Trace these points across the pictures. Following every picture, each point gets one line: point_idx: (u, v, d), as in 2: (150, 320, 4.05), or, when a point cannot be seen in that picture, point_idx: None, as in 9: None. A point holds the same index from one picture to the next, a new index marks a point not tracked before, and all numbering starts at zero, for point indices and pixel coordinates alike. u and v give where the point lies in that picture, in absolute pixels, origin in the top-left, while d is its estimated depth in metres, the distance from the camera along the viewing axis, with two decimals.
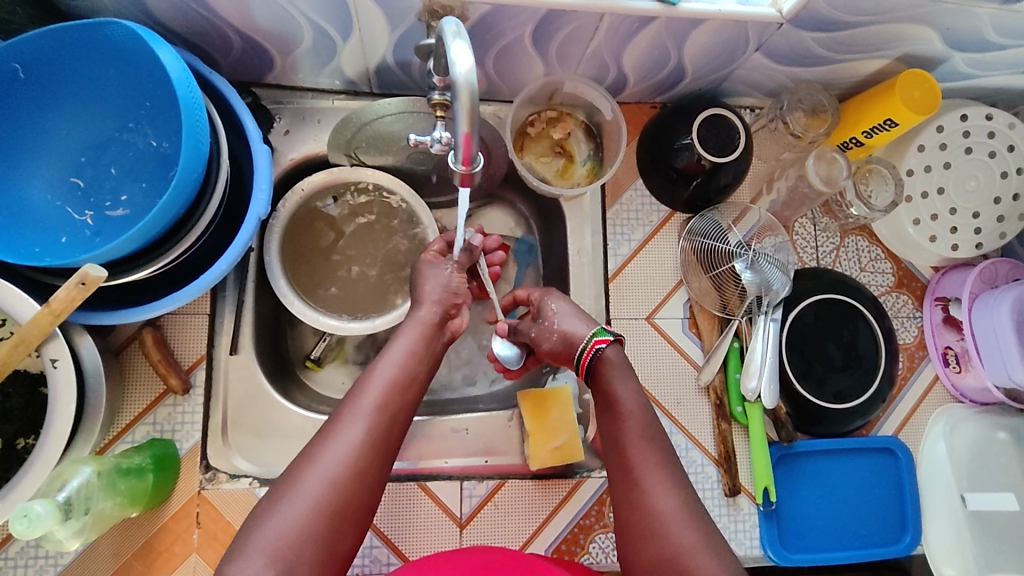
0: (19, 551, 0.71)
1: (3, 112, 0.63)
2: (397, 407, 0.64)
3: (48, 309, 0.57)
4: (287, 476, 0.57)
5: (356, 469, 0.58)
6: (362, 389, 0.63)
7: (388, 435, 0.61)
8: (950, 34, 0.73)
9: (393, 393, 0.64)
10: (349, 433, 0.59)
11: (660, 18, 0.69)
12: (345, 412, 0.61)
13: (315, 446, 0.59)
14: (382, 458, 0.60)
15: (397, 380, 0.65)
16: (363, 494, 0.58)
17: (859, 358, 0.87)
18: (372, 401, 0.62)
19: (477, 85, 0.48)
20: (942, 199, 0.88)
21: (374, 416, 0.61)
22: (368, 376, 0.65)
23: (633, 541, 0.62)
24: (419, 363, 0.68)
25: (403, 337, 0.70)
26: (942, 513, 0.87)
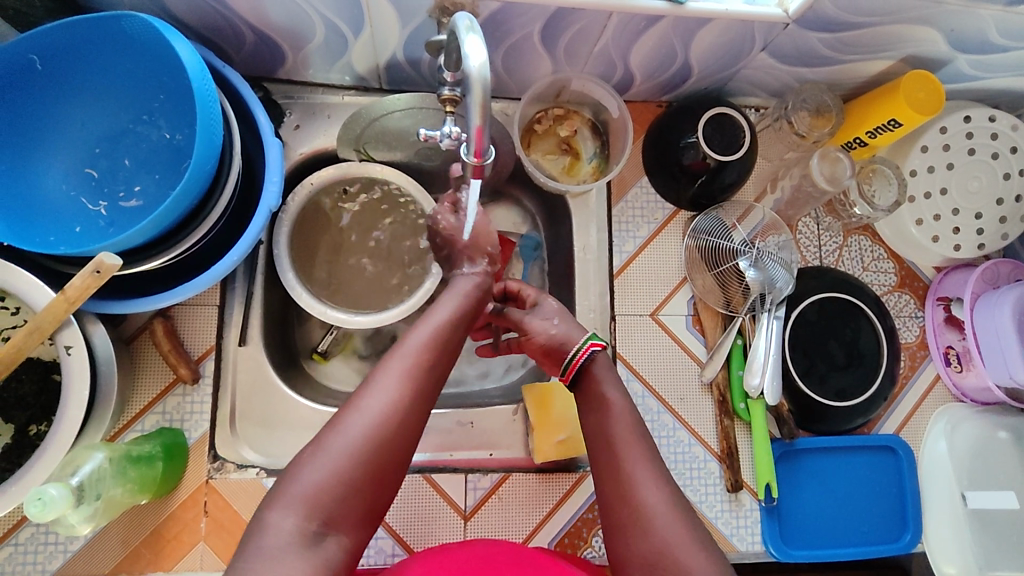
0: (29, 537, 0.72)
1: (20, 103, 0.64)
2: (440, 365, 0.63)
3: (63, 296, 0.58)
4: (328, 424, 0.57)
5: (398, 421, 0.57)
6: (408, 343, 0.63)
7: (429, 392, 0.61)
8: (954, 35, 0.74)
9: (435, 351, 0.64)
10: (394, 386, 0.59)
11: (668, 17, 0.70)
12: (387, 365, 0.61)
13: (357, 397, 0.58)
14: (423, 413, 0.60)
15: (439, 338, 0.65)
16: (403, 448, 0.57)
17: (861, 357, 0.88)
18: (419, 356, 0.62)
19: (490, 78, 0.48)
20: (945, 199, 0.88)
21: (418, 371, 0.61)
22: (411, 333, 0.65)
23: (620, 535, 0.62)
24: (459, 326, 0.68)
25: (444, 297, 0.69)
26: (942, 511, 0.87)
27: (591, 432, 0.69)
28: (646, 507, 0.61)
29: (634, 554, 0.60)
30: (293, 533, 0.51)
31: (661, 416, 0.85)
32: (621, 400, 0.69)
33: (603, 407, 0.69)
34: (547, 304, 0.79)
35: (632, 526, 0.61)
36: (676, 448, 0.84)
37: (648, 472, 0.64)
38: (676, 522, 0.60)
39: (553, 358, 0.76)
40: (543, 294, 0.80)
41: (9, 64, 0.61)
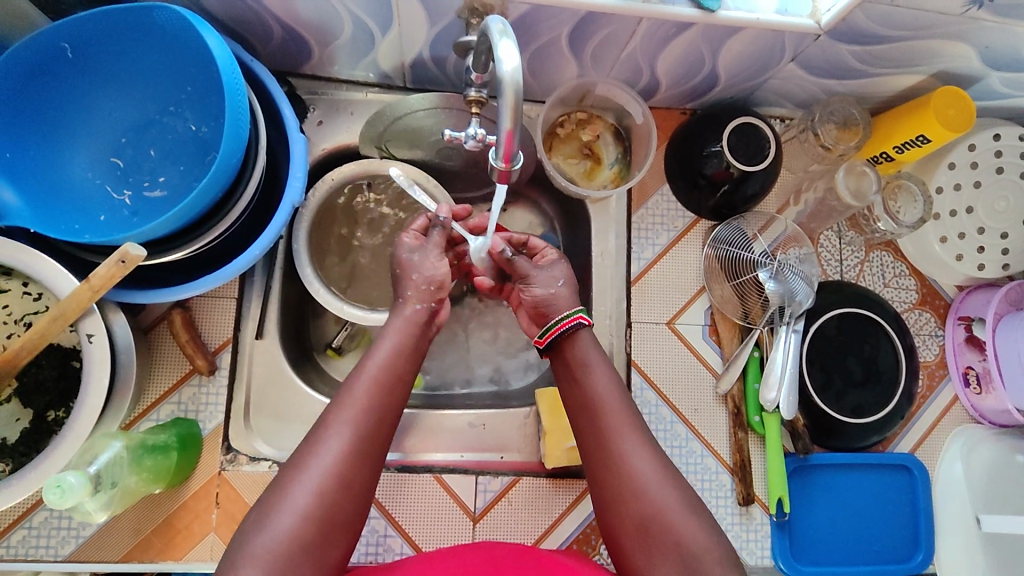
0: (43, 521, 0.73)
1: (49, 91, 0.64)
2: (385, 410, 0.63)
3: (88, 284, 0.58)
4: (275, 484, 0.57)
5: (342, 478, 0.57)
6: (350, 388, 0.63)
7: (375, 441, 0.61)
8: (988, 52, 0.73)
9: (380, 397, 0.63)
10: (336, 441, 0.59)
11: (698, 24, 0.69)
12: (330, 419, 0.60)
13: (301, 455, 0.58)
14: (369, 466, 0.60)
15: (382, 380, 0.64)
16: (351, 504, 0.58)
17: (879, 374, 0.87)
18: (359, 406, 0.61)
19: (523, 82, 0.48)
20: (971, 218, 0.87)
21: (360, 422, 0.60)
22: (353, 377, 0.64)
23: (611, 506, 0.63)
24: (406, 362, 0.67)
25: (389, 333, 0.68)
26: (956, 533, 0.86)
27: (575, 403, 0.70)
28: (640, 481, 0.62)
29: (626, 523, 0.62)
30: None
31: (673, 425, 0.85)
32: (605, 376, 0.69)
33: (587, 375, 0.69)
34: (557, 268, 0.77)
35: (623, 499, 0.62)
36: (689, 459, 0.84)
37: (633, 441, 0.65)
38: (670, 489, 0.62)
39: (540, 317, 0.76)
40: (558, 259, 0.78)
41: (40, 51, 0.61)
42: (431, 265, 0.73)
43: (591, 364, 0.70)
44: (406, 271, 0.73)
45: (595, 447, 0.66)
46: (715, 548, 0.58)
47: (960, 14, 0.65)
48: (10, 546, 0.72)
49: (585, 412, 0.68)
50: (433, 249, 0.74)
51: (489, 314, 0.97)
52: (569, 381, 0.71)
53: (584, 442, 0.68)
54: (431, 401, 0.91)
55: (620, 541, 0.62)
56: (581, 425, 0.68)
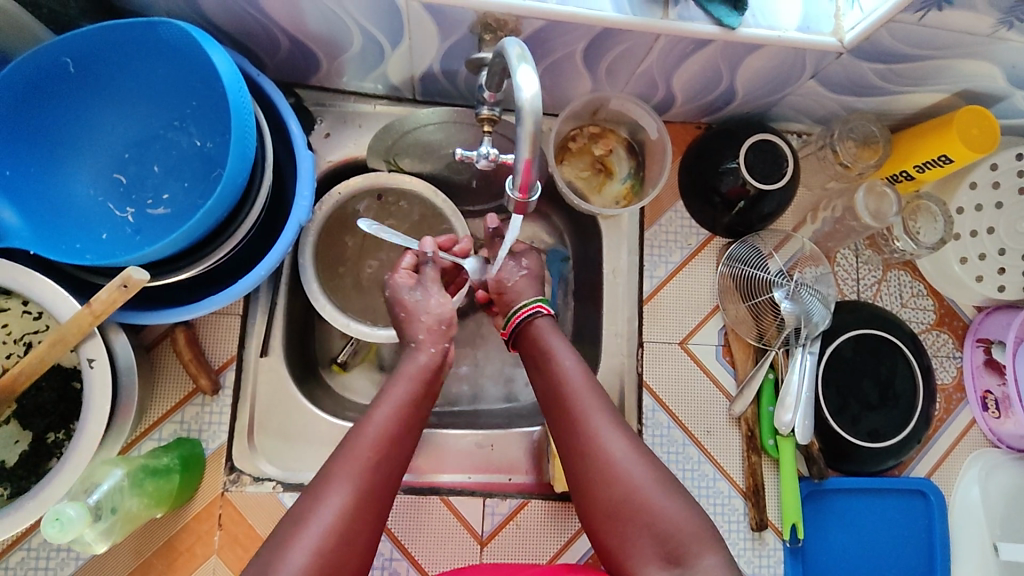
0: (42, 542, 0.71)
1: (50, 106, 0.62)
2: (391, 465, 0.61)
3: (88, 309, 0.56)
4: (272, 543, 0.54)
5: (343, 539, 0.55)
6: (355, 441, 0.60)
7: (379, 498, 0.59)
8: (1014, 71, 0.71)
9: (387, 452, 0.61)
10: (337, 499, 0.56)
11: (717, 41, 0.67)
12: (335, 471, 0.58)
13: (301, 512, 0.56)
14: (370, 524, 0.57)
15: (390, 434, 0.62)
16: (348, 565, 0.55)
17: (896, 397, 0.85)
18: (364, 461, 0.59)
19: (542, 110, 0.46)
20: (992, 238, 0.85)
21: (364, 477, 0.58)
22: (359, 428, 0.62)
23: (581, 489, 0.63)
24: (414, 416, 0.65)
25: (396, 383, 0.66)
26: (973, 560, 0.84)
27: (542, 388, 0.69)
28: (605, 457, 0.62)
29: (598, 503, 0.62)
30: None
31: (686, 448, 0.83)
32: (571, 356, 0.69)
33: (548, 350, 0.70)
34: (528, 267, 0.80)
35: (591, 479, 0.62)
36: (701, 483, 0.82)
37: (602, 420, 0.64)
38: (642, 465, 0.61)
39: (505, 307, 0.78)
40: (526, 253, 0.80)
41: (42, 66, 0.59)
42: (437, 303, 0.74)
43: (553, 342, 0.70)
44: (413, 313, 0.73)
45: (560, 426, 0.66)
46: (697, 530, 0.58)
47: (987, 34, 0.63)
48: (8, 568, 0.71)
49: (552, 392, 0.68)
50: (431, 286, 0.75)
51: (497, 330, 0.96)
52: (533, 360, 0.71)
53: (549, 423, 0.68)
54: (437, 418, 0.90)
55: (594, 522, 0.62)
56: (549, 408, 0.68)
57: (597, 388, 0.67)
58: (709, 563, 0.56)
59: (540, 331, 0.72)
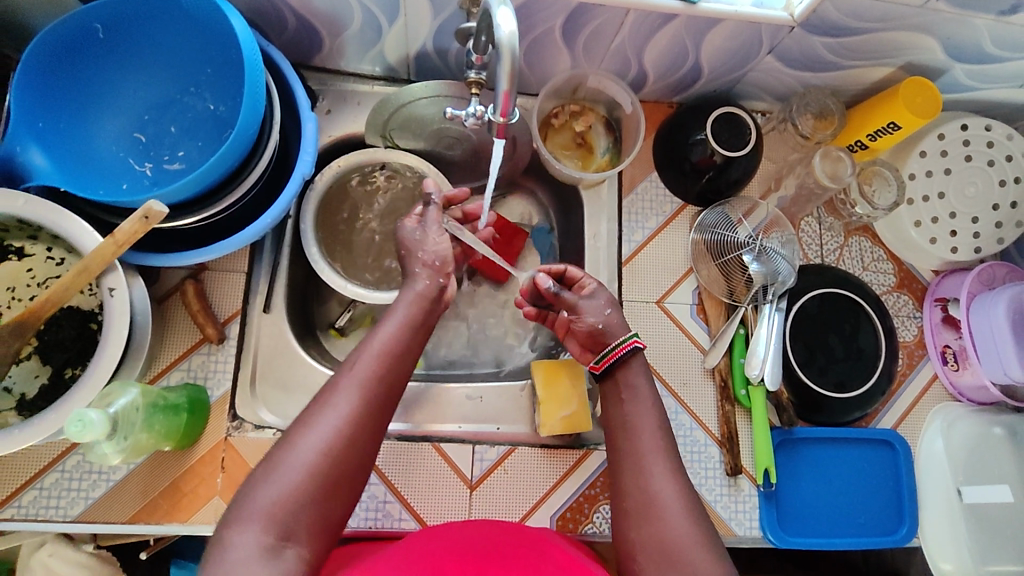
0: (54, 482, 0.75)
1: (78, 67, 0.69)
2: (393, 378, 0.67)
3: (112, 238, 0.61)
4: (284, 441, 0.60)
5: (349, 438, 0.61)
6: (360, 357, 0.67)
7: (383, 406, 0.65)
8: (950, 44, 0.79)
9: (389, 366, 0.67)
10: (344, 403, 0.62)
11: (681, 16, 0.75)
12: (342, 381, 0.64)
13: (310, 415, 0.61)
14: (377, 424, 0.63)
15: (392, 348, 0.68)
16: (358, 459, 0.61)
17: (860, 351, 0.91)
18: (367, 372, 0.65)
19: (518, 47, 0.53)
20: (943, 203, 0.92)
21: (368, 387, 0.64)
22: (364, 346, 0.68)
23: (629, 523, 0.65)
24: (413, 336, 0.71)
25: (397, 309, 0.73)
26: (940, 506, 0.89)
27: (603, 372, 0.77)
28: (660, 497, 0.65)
29: (643, 539, 0.63)
30: (257, 545, 0.54)
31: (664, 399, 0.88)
32: (643, 403, 0.73)
33: (632, 400, 0.73)
34: (600, 296, 0.81)
35: (641, 516, 0.65)
36: (679, 432, 0.87)
37: (665, 465, 0.68)
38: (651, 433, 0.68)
39: (594, 343, 0.80)
40: (598, 287, 0.82)
41: (76, 26, 0.66)
42: (435, 244, 0.79)
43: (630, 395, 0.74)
44: (412, 249, 0.79)
45: (624, 468, 0.69)
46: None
47: (921, 5, 0.71)
48: (21, 506, 0.75)
49: (623, 431, 0.71)
50: (433, 227, 0.81)
51: (485, 298, 1.01)
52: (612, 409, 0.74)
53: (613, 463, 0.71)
54: (430, 377, 0.95)
55: (633, 558, 0.64)
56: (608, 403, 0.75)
57: (664, 433, 0.71)
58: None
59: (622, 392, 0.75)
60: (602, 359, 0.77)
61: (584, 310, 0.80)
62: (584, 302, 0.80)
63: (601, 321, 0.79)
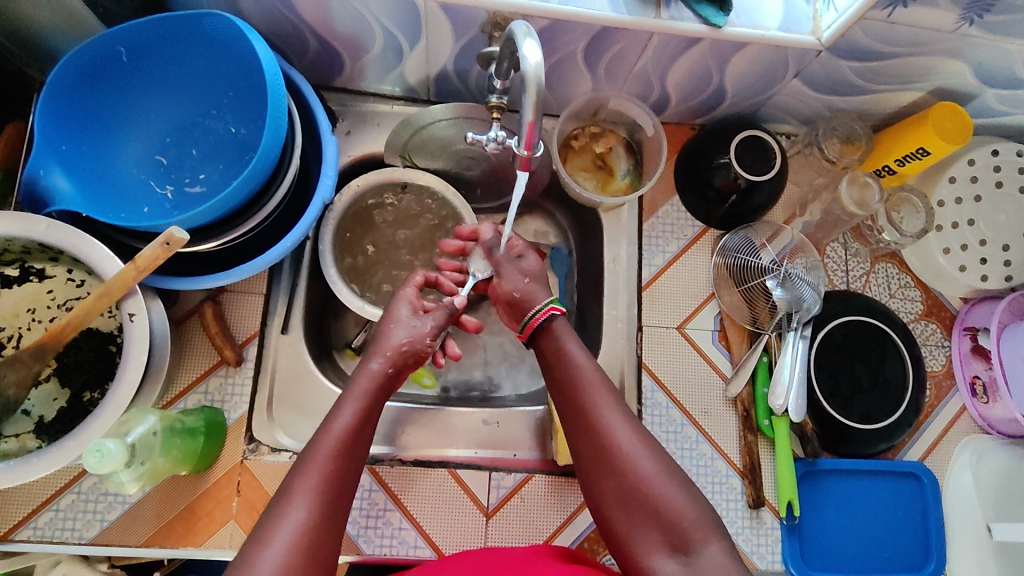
0: (70, 504, 0.75)
1: (101, 89, 0.69)
2: (347, 475, 0.61)
3: (133, 264, 0.61)
4: (235, 566, 0.53)
5: (309, 554, 0.54)
6: (311, 454, 0.60)
7: (337, 511, 0.58)
8: (982, 69, 0.77)
9: (343, 464, 0.61)
10: (299, 515, 0.56)
11: (705, 40, 0.74)
12: (295, 488, 0.57)
13: (263, 533, 0.55)
14: (333, 541, 0.56)
15: (345, 445, 0.61)
16: None
17: (886, 382, 0.89)
18: (322, 474, 0.59)
19: (543, 78, 0.52)
20: (973, 230, 0.90)
21: (323, 490, 0.58)
22: (314, 444, 0.61)
23: (593, 478, 0.66)
24: (368, 425, 0.65)
25: (348, 397, 0.66)
26: (970, 542, 0.86)
27: (561, 383, 0.71)
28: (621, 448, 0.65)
29: (608, 494, 0.64)
30: None
31: (684, 428, 0.86)
32: (582, 352, 0.72)
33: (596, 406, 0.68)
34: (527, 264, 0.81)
35: (602, 470, 0.65)
36: (699, 461, 0.85)
37: (615, 416, 0.67)
38: (649, 457, 0.64)
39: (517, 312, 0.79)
40: (529, 252, 0.82)
41: (99, 53, 0.66)
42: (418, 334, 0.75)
43: (563, 338, 0.74)
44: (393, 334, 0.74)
45: (576, 420, 0.69)
46: (697, 516, 0.60)
47: (952, 30, 0.69)
48: (37, 528, 0.74)
49: (569, 378, 0.70)
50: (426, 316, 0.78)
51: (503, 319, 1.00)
52: (549, 355, 0.73)
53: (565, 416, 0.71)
54: (446, 401, 0.93)
55: (605, 512, 0.65)
56: (577, 435, 0.68)
57: None
58: (714, 548, 0.58)
59: (554, 335, 0.74)
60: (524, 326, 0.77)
61: (505, 276, 0.80)
62: (507, 269, 0.80)
63: (519, 291, 0.79)
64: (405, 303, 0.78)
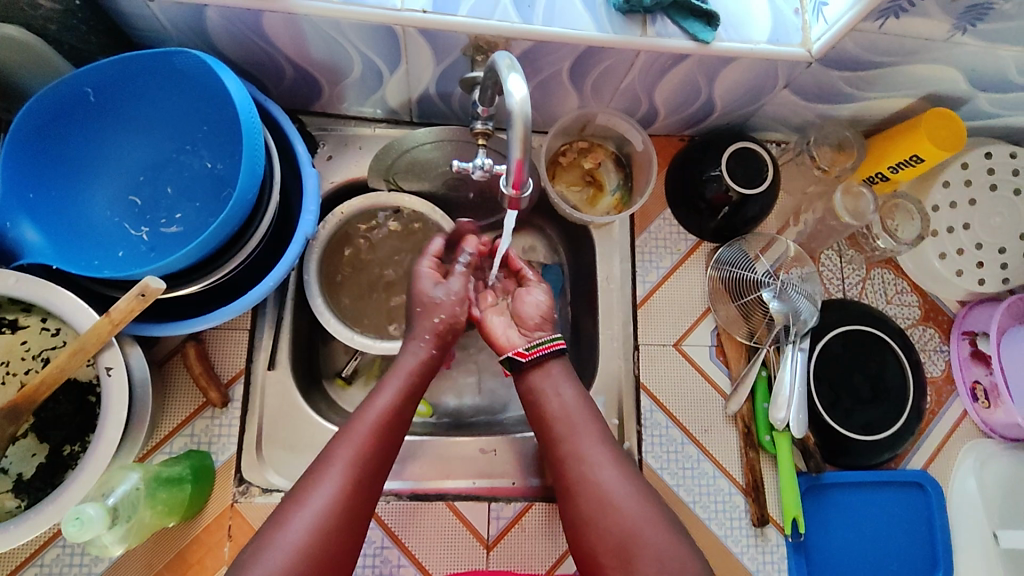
0: (55, 559, 0.72)
1: (68, 132, 0.66)
2: (384, 447, 0.66)
3: (108, 318, 0.59)
4: (272, 521, 0.59)
5: (339, 517, 0.60)
6: (351, 428, 0.65)
7: (372, 481, 0.64)
8: (974, 75, 0.75)
9: (382, 437, 0.66)
10: (334, 479, 0.61)
11: (694, 56, 0.72)
12: (334, 455, 0.63)
13: (299, 493, 0.61)
14: (365, 505, 0.62)
15: (385, 421, 0.67)
16: (344, 543, 0.60)
17: (887, 391, 0.87)
18: (359, 445, 0.64)
19: (531, 113, 0.50)
20: (968, 234, 0.89)
21: (360, 460, 0.63)
22: (355, 418, 0.67)
23: (585, 527, 0.65)
24: (408, 401, 0.70)
25: (392, 373, 0.71)
26: (977, 550, 0.85)
27: (559, 416, 0.71)
28: (611, 494, 0.65)
29: (607, 541, 0.63)
30: None
31: (684, 447, 0.85)
32: (574, 397, 0.72)
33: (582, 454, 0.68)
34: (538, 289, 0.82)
35: (598, 518, 0.64)
36: (701, 480, 0.84)
37: (613, 455, 0.67)
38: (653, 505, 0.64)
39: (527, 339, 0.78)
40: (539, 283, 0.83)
41: (63, 95, 0.63)
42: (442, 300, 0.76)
43: (559, 377, 0.73)
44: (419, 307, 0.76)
45: (565, 467, 0.68)
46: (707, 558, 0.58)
47: (944, 39, 0.68)
48: None
49: (562, 422, 0.70)
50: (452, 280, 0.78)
51: None
52: (534, 398, 0.73)
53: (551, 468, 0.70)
54: (442, 428, 0.91)
55: (598, 559, 0.63)
56: (567, 475, 0.68)
57: None
58: None
59: (551, 374, 0.74)
60: (535, 347, 0.75)
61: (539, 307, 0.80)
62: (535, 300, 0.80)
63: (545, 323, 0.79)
64: (426, 276, 0.78)
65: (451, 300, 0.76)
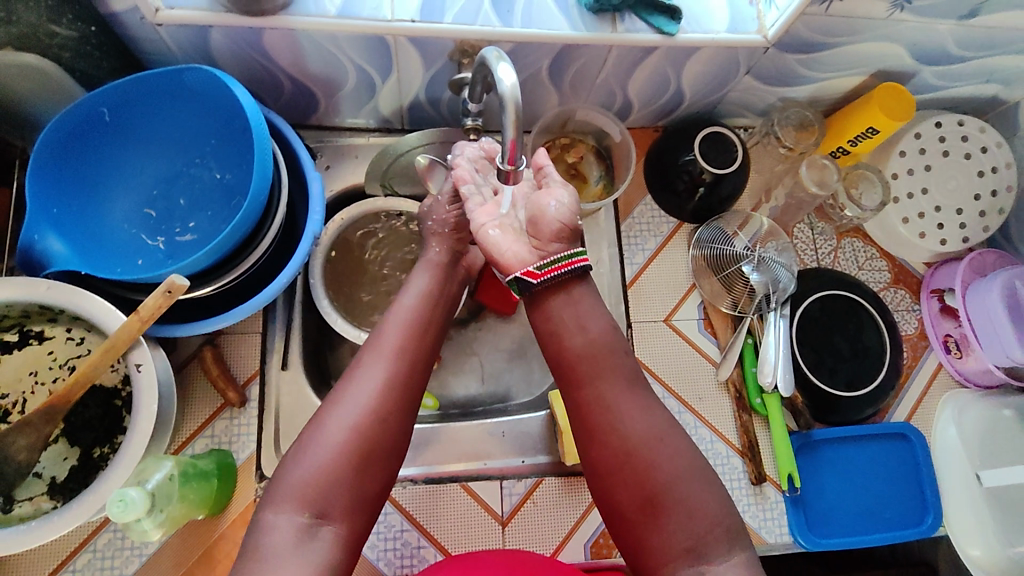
0: (86, 563, 0.75)
1: (87, 151, 0.71)
2: (418, 346, 0.68)
3: (136, 315, 0.62)
4: (314, 419, 0.61)
5: (380, 410, 0.61)
6: (381, 332, 0.68)
7: (410, 378, 0.65)
8: (916, 50, 0.83)
9: (412, 335, 0.68)
10: (371, 375, 0.63)
11: (660, 48, 0.78)
12: (368, 354, 0.65)
13: (339, 391, 0.63)
14: (406, 401, 0.64)
15: (411, 324, 0.69)
16: (389, 435, 0.61)
17: (866, 349, 0.93)
18: (391, 344, 0.66)
19: (521, 95, 0.56)
20: (927, 198, 0.96)
21: (394, 358, 0.65)
22: (384, 323, 0.69)
23: (610, 478, 0.62)
24: (435, 305, 0.72)
25: (416, 278, 0.74)
26: (964, 493, 0.90)
27: None
28: (637, 442, 0.62)
29: (630, 497, 0.61)
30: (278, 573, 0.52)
31: (682, 415, 0.90)
32: None
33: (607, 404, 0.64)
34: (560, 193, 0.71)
35: None
36: (699, 445, 0.88)
37: None
38: None
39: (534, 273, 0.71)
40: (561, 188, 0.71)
41: (83, 117, 0.68)
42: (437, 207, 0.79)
43: (588, 309, 0.68)
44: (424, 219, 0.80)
45: (590, 420, 0.64)
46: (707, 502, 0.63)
47: (885, 17, 0.75)
48: None
49: (586, 361, 0.66)
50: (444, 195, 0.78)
51: (496, 333, 1.03)
52: (555, 333, 0.68)
53: (572, 409, 0.67)
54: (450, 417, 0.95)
55: (624, 517, 0.61)
56: (593, 423, 0.64)
57: None
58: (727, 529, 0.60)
59: (578, 305, 0.68)
60: (547, 267, 0.67)
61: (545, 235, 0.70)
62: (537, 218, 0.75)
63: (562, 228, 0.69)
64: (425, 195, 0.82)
65: (446, 207, 0.78)
